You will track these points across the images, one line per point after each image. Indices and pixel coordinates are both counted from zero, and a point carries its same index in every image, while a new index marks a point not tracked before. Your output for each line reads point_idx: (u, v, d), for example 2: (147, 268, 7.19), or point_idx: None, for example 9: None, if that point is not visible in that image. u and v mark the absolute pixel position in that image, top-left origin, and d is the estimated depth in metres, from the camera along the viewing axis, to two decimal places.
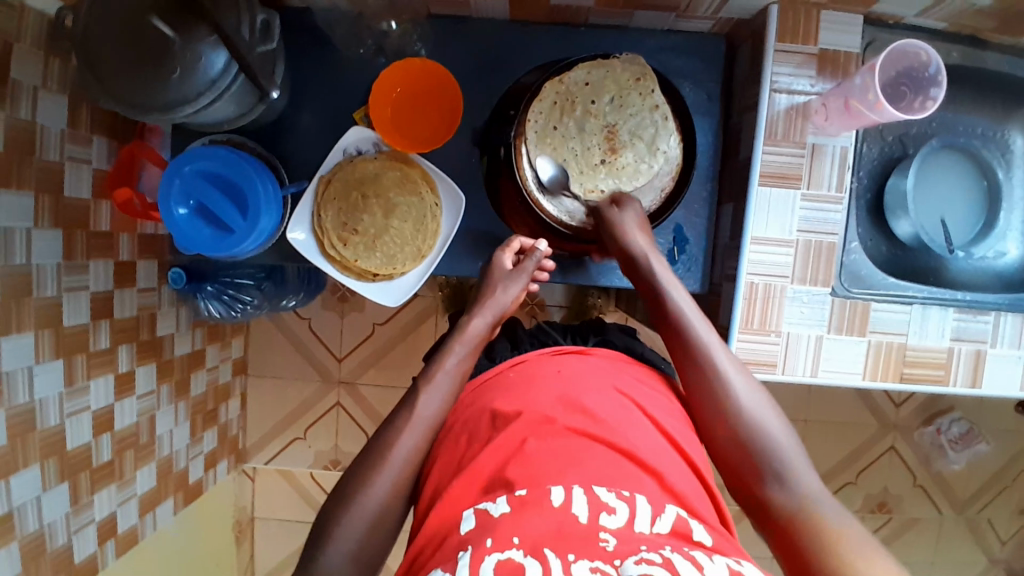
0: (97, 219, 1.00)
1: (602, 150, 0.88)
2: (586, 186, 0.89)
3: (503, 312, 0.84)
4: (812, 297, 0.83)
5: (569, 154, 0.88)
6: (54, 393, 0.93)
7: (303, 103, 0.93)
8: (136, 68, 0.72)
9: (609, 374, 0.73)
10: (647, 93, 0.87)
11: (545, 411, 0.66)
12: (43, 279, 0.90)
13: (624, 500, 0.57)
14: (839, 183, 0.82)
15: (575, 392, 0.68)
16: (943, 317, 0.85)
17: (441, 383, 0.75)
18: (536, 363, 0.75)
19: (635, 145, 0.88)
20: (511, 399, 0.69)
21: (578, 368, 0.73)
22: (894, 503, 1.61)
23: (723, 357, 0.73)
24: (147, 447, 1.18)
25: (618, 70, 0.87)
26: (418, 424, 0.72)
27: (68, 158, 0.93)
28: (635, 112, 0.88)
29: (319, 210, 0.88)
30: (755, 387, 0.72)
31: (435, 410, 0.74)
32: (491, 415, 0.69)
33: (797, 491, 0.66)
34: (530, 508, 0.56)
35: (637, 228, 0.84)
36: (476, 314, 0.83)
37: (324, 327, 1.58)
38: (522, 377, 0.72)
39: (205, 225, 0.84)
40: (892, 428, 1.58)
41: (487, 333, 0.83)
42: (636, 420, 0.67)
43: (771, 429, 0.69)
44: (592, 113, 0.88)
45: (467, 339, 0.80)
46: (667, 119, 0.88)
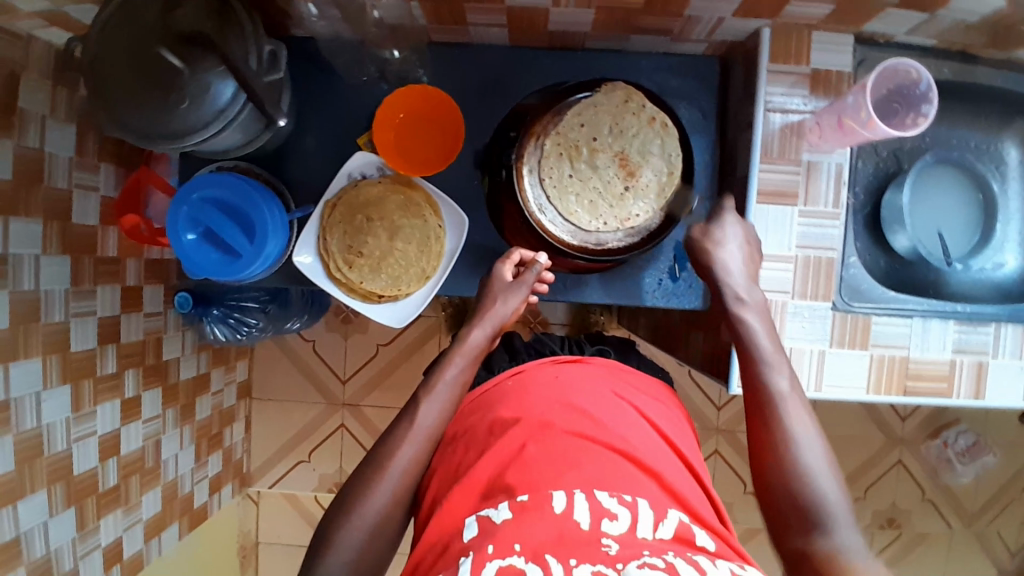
0: (104, 245, 1.01)
1: (623, 180, 0.84)
2: (621, 216, 0.84)
3: (502, 323, 0.84)
4: (813, 311, 0.84)
5: (593, 196, 0.84)
6: (61, 418, 0.94)
7: (308, 129, 0.95)
8: (147, 98, 0.74)
9: (604, 379, 0.74)
10: (639, 109, 0.84)
11: (543, 417, 0.66)
12: (51, 304, 0.91)
13: (626, 505, 0.58)
14: (835, 199, 0.83)
15: (572, 396, 0.69)
16: (944, 329, 0.85)
17: (441, 395, 0.76)
18: (535, 371, 0.75)
19: (649, 163, 0.84)
20: (511, 406, 0.69)
21: (574, 374, 0.74)
22: (903, 518, 1.59)
23: (793, 410, 0.71)
24: (152, 471, 1.17)
25: (604, 103, 0.85)
26: (418, 435, 0.72)
27: (76, 185, 0.95)
28: (636, 133, 0.84)
29: (324, 233, 0.89)
30: (821, 445, 0.69)
31: (435, 418, 0.74)
32: (491, 422, 0.69)
33: (840, 550, 0.63)
34: (530, 513, 0.57)
35: (734, 244, 0.80)
36: (476, 326, 0.83)
37: (328, 349, 1.59)
38: (517, 386, 0.72)
39: (212, 249, 0.85)
40: (899, 443, 1.58)
41: (488, 344, 0.83)
42: (635, 424, 0.68)
43: (824, 489, 0.66)
44: (599, 149, 0.84)
45: (467, 352, 0.80)
46: (668, 127, 0.84)
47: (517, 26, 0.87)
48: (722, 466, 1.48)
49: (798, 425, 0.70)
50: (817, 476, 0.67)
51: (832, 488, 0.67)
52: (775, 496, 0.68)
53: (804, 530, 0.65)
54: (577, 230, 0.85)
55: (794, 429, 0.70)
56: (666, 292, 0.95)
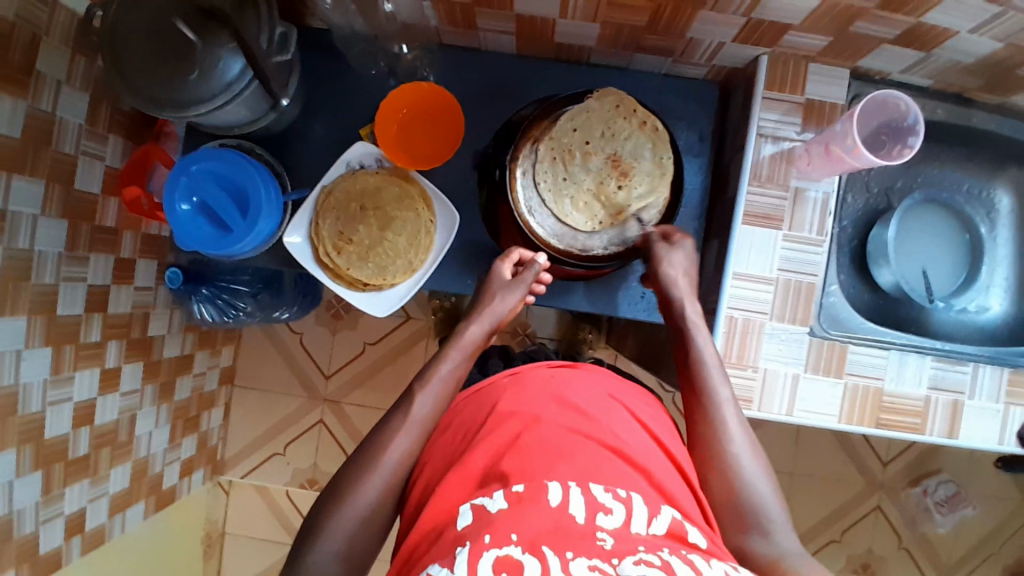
0: (103, 215, 1.04)
1: (616, 180, 0.85)
2: (613, 213, 0.86)
3: (498, 321, 0.86)
4: (789, 334, 0.84)
5: (587, 198, 0.86)
6: (39, 379, 0.94)
7: (313, 118, 0.97)
8: (159, 68, 0.76)
9: (600, 381, 0.76)
10: (631, 115, 0.86)
11: (537, 413, 0.68)
12: (43, 265, 0.92)
13: (620, 500, 0.58)
14: (820, 227, 0.85)
15: (567, 394, 0.71)
16: (921, 365, 0.86)
17: (435, 388, 0.77)
18: (530, 372, 0.75)
19: (640, 167, 0.86)
20: (505, 400, 0.71)
21: (570, 374, 0.75)
22: (878, 565, 1.57)
23: (729, 417, 0.74)
24: (124, 445, 1.17)
25: (597, 108, 0.86)
26: (413, 426, 0.73)
27: (83, 152, 0.98)
28: (628, 137, 0.86)
29: (317, 218, 0.90)
30: (756, 455, 0.72)
31: (429, 410, 0.75)
32: (485, 415, 0.71)
33: (781, 553, 0.65)
34: (526, 503, 0.56)
35: (682, 270, 0.85)
36: (471, 321, 0.84)
37: (315, 343, 1.59)
38: (514, 382, 0.74)
39: (205, 222, 0.87)
40: (878, 488, 1.57)
41: (483, 341, 0.85)
42: (626, 423, 0.70)
43: (761, 494, 0.69)
44: (592, 152, 0.86)
45: (464, 346, 0.82)
46: (659, 131, 0.86)
47: (526, 35, 0.89)
48: None
49: (732, 427, 0.73)
50: (752, 480, 0.70)
51: (767, 491, 0.70)
52: (715, 496, 0.70)
53: (740, 530, 0.68)
54: (574, 238, 0.87)
55: (732, 436, 0.73)
56: (647, 305, 0.96)
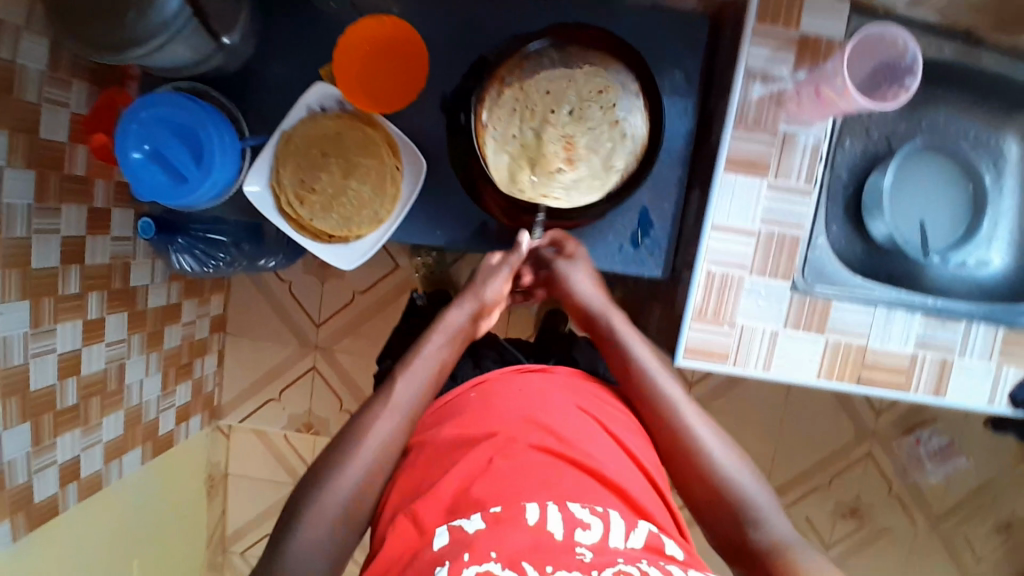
0: (72, 162, 1.00)
1: (558, 160, 0.84)
2: (538, 191, 0.84)
3: (483, 305, 0.84)
4: (770, 290, 0.80)
5: (524, 160, 0.84)
6: (20, 332, 0.93)
7: (272, 59, 0.91)
8: (95, 7, 0.70)
9: (569, 393, 0.74)
10: (608, 106, 0.85)
11: (509, 431, 0.66)
12: (13, 218, 0.89)
13: (598, 515, 0.60)
14: (808, 174, 0.79)
15: (536, 411, 0.69)
16: (909, 322, 0.82)
17: (417, 374, 0.76)
18: (499, 382, 0.74)
19: (590, 159, 0.85)
20: (474, 419, 0.69)
21: (536, 388, 0.73)
22: (865, 511, 1.59)
23: (693, 417, 0.77)
24: (114, 394, 1.18)
25: (579, 82, 0.84)
26: (394, 411, 0.73)
27: (46, 99, 0.92)
28: (594, 126, 0.84)
29: (277, 166, 0.86)
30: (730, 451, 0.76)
31: (412, 396, 0.75)
32: (454, 436, 0.68)
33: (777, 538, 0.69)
34: (506, 524, 0.57)
35: (582, 276, 0.86)
36: (453, 305, 0.83)
37: (305, 293, 1.58)
38: (482, 399, 0.72)
39: (160, 171, 0.83)
40: (870, 437, 1.56)
41: (468, 326, 0.83)
42: (599, 438, 0.69)
43: (745, 486, 0.73)
44: (551, 122, 0.84)
45: (447, 328, 0.81)
46: (626, 138, 0.85)
47: None
48: None
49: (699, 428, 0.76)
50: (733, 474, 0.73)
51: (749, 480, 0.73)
52: (701, 499, 0.74)
53: (734, 524, 0.71)
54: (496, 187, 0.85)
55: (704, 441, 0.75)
56: (624, 256, 0.90)
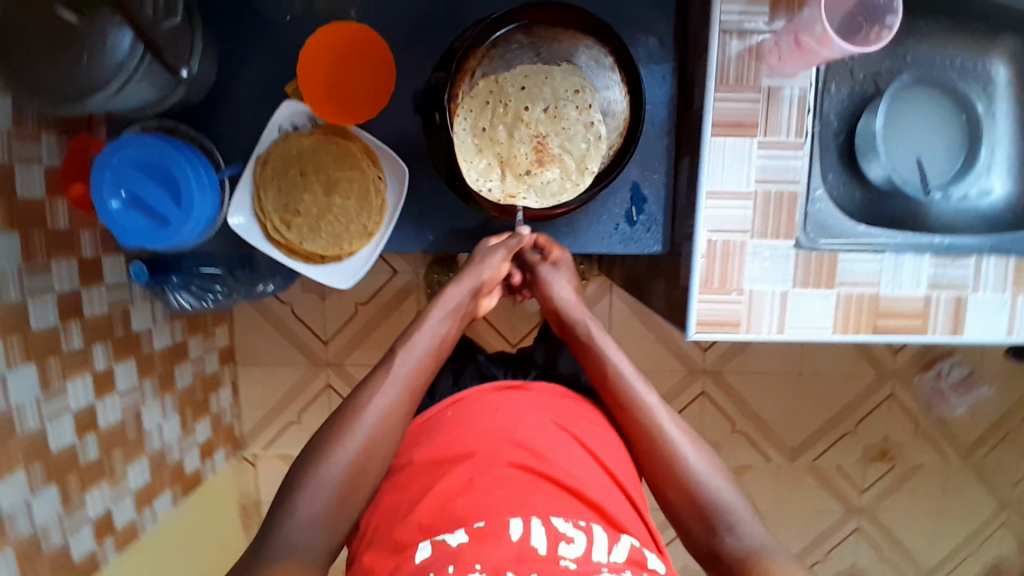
0: (53, 217, 0.97)
1: (529, 160, 0.83)
2: (508, 187, 0.84)
3: (480, 284, 0.85)
4: (774, 251, 0.78)
5: (496, 158, 0.83)
6: (30, 399, 0.92)
7: (235, 83, 0.88)
8: (41, 58, 0.68)
9: (548, 407, 0.75)
10: (585, 107, 0.83)
11: (489, 448, 0.67)
12: (2, 282, 0.88)
13: (580, 529, 0.61)
14: (799, 127, 0.76)
15: (517, 427, 0.69)
16: (918, 264, 0.80)
17: (417, 349, 0.80)
18: (476, 399, 0.75)
19: (562, 161, 0.84)
20: (456, 438, 0.69)
21: (516, 403, 0.73)
22: (896, 451, 1.59)
23: (670, 423, 0.79)
24: (135, 442, 1.18)
25: (556, 79, 0.82)
26: (394, 383, 0.76)
27: (17, 157, 0.89)
28: (568, 126, 0.83)
29: (258, 192, 0.84)
30: (705, 458, 0.78)
31: (409, 370, 0.78)
32: (435, 455, 0.69)
33: (747, 544, 0.71)
34: (489, 539, 0.58)
35: (565, 283, 0.88)
36: (452, 284, 0.85)
37: (307, 311, 1.57)
38: (461, 419, 0.72)
39: (141, 214, 0.81)
40: (890, 377, 1.56)
41: (466, 302, 0.85)
42: (579, 452, 0.70)
43: (718, 489, 0.75)
44: (525, 121, 0.83)
45: (445, 305, 0.83)
46: (600, 140, 0.84)
47: None
48: (710, 409, 1.55)
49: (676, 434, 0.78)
50: (707, 479, 0.76)
51: (721, 484, 0.76)
52: (675, 506, 0.76)
53: (707, 531, 0.74)
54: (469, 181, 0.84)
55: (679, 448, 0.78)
56: (621, 236, 0.88)
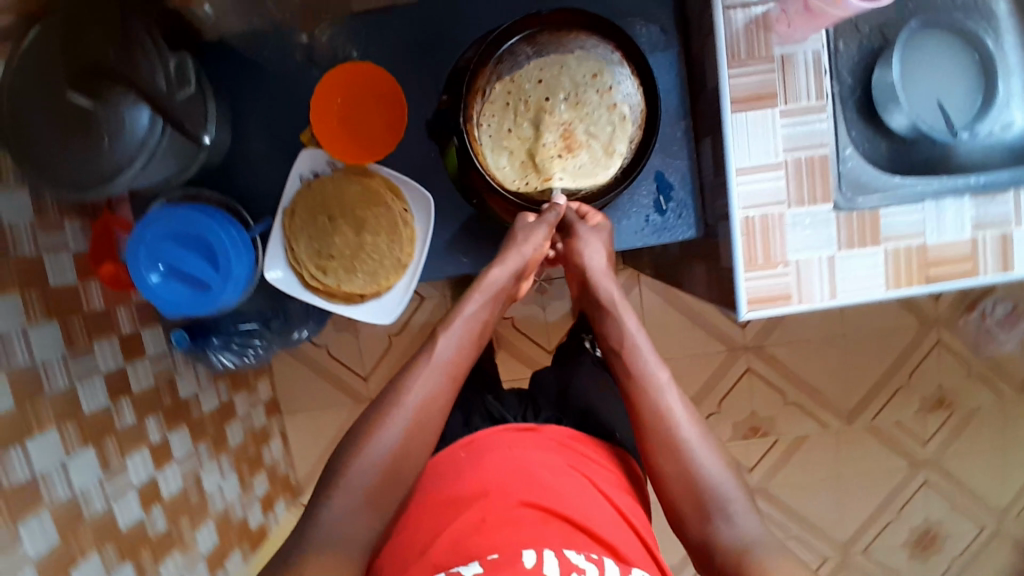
0: (89, 299, 0.96)
1: (558, 150, 0.82)
2: (543, 179, 0.83)
3: (524, 264, 0.81)
4: (814, 218, 0.77)
5: (525, 153, 0.82)
6: (94, 481, 0.92)
7: (250, 139, 0.89)
8: (65, 146, 0.68)
9: (557, 448, 0.79)
10: (605, 89, 0.81)
11: (502, 490, 0.71)
12: (51, 372, 0.87)
13: (592, 561, 0.64)
14: (818, 90, 0.76)
15: (530, 468, 0.74)
16: (960, 207, 0.79)
17: (456, 332, 0.78)
18: (486, 442, 0.78)
19: (591, 145, 0.82)
20: (471, 479, 0.73)
21: (528, 446, 0.77)
22: (953, 398, 1.56)
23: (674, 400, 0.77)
24: (199, 507, 1.18)
25: (573, 67, 0.81)
26: (434, 369, 0.75)
27: (44, 249, 0.88)
28: (591, 111, 0.82)
29: (290, 243, 0.85)
30: (710, 444, 0.75)
31: (450, 356, 0.76)
32: (450, 495, 0.72)
33: (741, 535, 0.68)
34: (503, 570, 0.61)
35: (598, 249, 0.83)
36: (495, 264, 0.81)
37: (343, 351, 1.58)
38: (474, 461, 0.76)
39: (182, 284, 0.82)
40: (934, 324, 1.53)
41: (509, 284, 0.81)
42: (589, 490, 0.73)
43: (717, 477, 0.72)
44: (548, 111, 0.81)
45: (487, 289, 0.80)
46: (625, 120, 0.82)
47: None
48: (759, 384, 1.53)
49: (681, 412, 0.76)
50: (706, 465, 0.73)
51: (722, 472, 0.73)
52: (672, 489, 0.73)
53: (702, 519, 0.70)
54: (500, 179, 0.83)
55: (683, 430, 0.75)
56: (653, 227, 0.87)
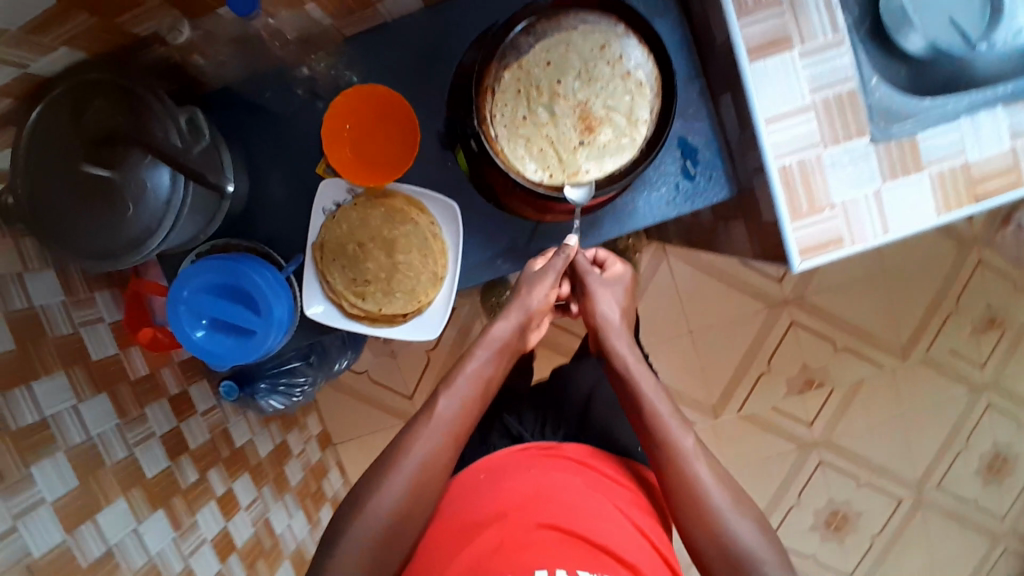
0: (132, 366, 0.94)
1: (578, 132, 0.77)
2: (568, 173, 0.78)
3: (527, 314, 0.83)
4: (852, 155, 0.75)
5: (546, 142, 0.78)
6: (168, 542, 0.90)
7: (267, 180, 0.89)
8: (90, 219, 0.68)
9: (570, 468, 0.82)
10: (615, 59, 0.77)
11: (517, 512, 0.76)
12: (109, 444, 0.85)
13: None
14: (834, 23, 0.73)
15: (545, 488, 0.78)
16: (994, 119, 0.75)
17: (460, 389, 0.79)
18: (500, 463, 0.83)
19: (612, 120, 0.77)
20: (489, 500, 0.78)
21: (543, 466, 0.82)
22: (1003, 316, 1.52)
23: (704, 468, 0.77)
24: (273, 550, 1.16)
25: (578, 43, 0.77)
26: (437, 427, 0.76)
27: (80, 325, 0.85)
28: (605, 84, 0.77)
29: (324, 275, 0.84)
30: (741, 508, 0.75)
31: (453, 415, 0.77)
32: (467, 517, 0.77)
33: None
34: None
35: (610, 296, 0.88)
36: (499, 318, 0.84)
37: (385, 374, 1.58)
38: (491, 482, 0.81)
39: (226, 334, 0.82)
40: (972, 244, 1.49)
41: (513, 336, 0.84)
42: (600, 503, 0.78)
43: (751, 543, 0.72)
44: (562, 94, 0.77)
45: (489, 343, 0.82)
46: (643, 86, 0.77)
47: None
48: (805, 335, 1.50)
49: (711, 480, 0.76)
50: (740, 533, 0.73)
51: (756, 537, 0.73)
52: (707, 557, 0.73)
53: None
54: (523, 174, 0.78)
55: (714, 499, 0.74)
56: (683, 194, 0.85)
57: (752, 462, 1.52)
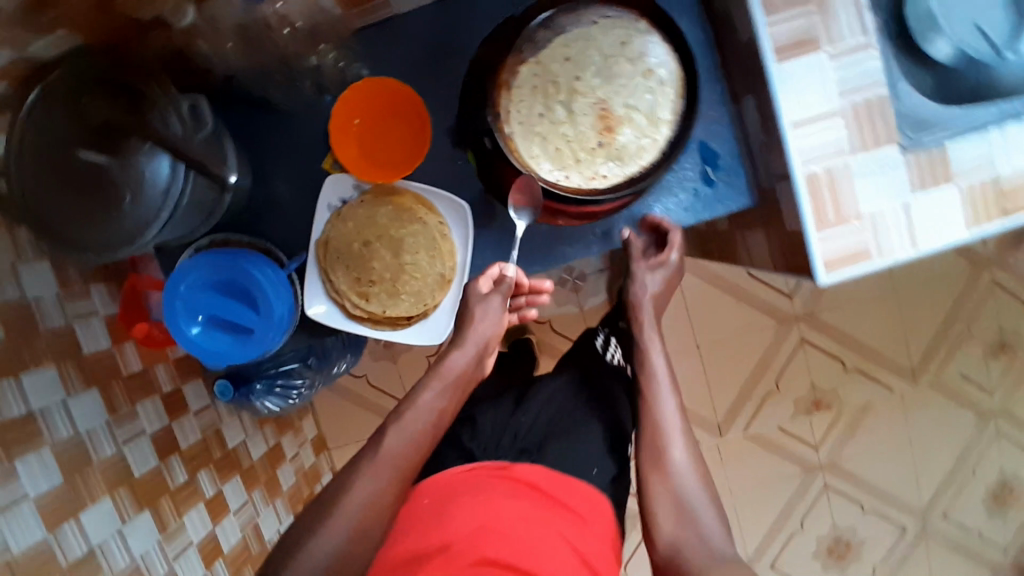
0: (126, 362, 0.90)
1: (597, 131, 0.75)
2: (585, 175, 0.75)
3: (484, 344, 0.79)
4: (880, 163, 0.72)
5: (563, 142, 0.75)
6: (153, 543, 0.86)
7: (273, 176, 0.87)
8: (87, 209, 0.65)
9: (519, 494, 0.81)
10: (637, 56, 0.74)
11: (461, 544, 0.75)
12: (97, 441, 0.81)
13: None
14: (862, 26, 0.70)
15: (491, 518, 0.78)
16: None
17: (411, 423, 0.74)
18: (451, 485, 0.82)
19: (633, 119, 0.75)
20: (436, 530, 0.77)
21: (491, 492, 0.81)
22: (1014, 340, 1.48)
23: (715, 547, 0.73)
24: (261, 555, 1.11)
25: (598, 38, 0.74)
26: (382, 464, 0.71)
27: (73, 318, 0.82)
28: (626, 82, 0.74)
29: (328, 275, 0.81)
30: None
31: (404, 447, 0.73)
32: (415, 546, 0.77)
33: None
34: None
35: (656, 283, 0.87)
36: (455, 348, 0.78)
37: (383, 379, 1.55)
38: (439, 507, 0.80)
39: (226, 334, 0.79)
40: (985, 264, 1.45)
41: (468, 368, 0.79)
42: (547, 535, 0.78)
43: None
44: (580, 91, 0.74)
45: (444, 376, 0.77)
46: (665, 84, 0.74)
47: None
48: (813, 354, 1.47)
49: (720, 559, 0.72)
50: None
51: None
52: None
53: None
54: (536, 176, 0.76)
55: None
56: (701, 200, 0.85)
57: (755, 480, 1.48)
